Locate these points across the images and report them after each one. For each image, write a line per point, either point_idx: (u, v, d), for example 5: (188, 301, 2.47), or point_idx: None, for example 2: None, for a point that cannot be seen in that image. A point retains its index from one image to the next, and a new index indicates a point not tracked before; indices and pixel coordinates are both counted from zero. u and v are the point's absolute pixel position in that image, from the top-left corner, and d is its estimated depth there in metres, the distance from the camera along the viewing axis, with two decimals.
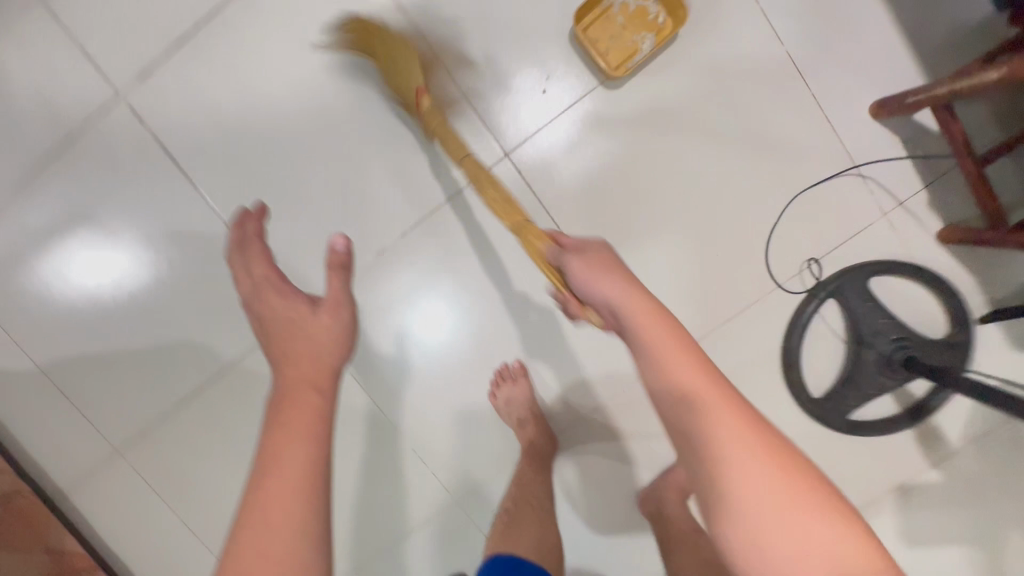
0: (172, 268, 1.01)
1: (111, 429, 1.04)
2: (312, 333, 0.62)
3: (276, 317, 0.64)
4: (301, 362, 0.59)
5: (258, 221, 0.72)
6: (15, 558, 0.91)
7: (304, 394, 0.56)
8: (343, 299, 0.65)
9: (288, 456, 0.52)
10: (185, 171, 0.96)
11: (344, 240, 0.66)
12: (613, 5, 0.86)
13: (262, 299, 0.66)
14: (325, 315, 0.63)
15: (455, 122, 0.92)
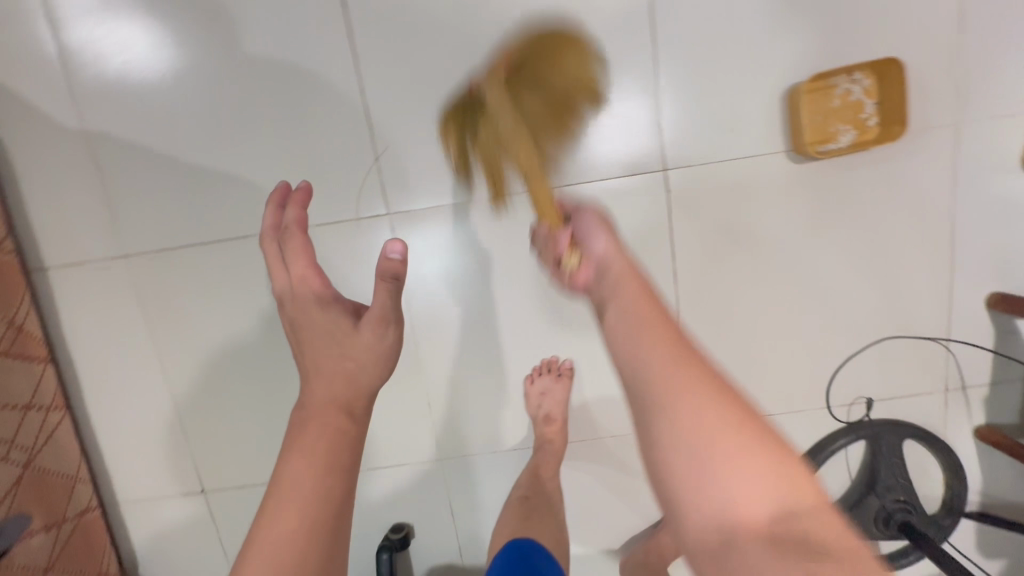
0: (275, 102, 0.90)
1: (127, 222, 0.93)
2: (352, 355, 0.58)
3: (311, 323, 0.60)
4: (327, 382, 0.56)
5: (300, 211, 0.68)
6: None
7: (325, 414, 0.54)
8: (391, 313, 0.60)
9: (299, 486, 0.50)
10: (346, 15, 0.86)
11: (400, 246, 0.61)
12: (838, 86, 0.84)
13: (298, 304, 0.62)
14: (369, 332, 0.59)
15: (635, 115, 0.89)
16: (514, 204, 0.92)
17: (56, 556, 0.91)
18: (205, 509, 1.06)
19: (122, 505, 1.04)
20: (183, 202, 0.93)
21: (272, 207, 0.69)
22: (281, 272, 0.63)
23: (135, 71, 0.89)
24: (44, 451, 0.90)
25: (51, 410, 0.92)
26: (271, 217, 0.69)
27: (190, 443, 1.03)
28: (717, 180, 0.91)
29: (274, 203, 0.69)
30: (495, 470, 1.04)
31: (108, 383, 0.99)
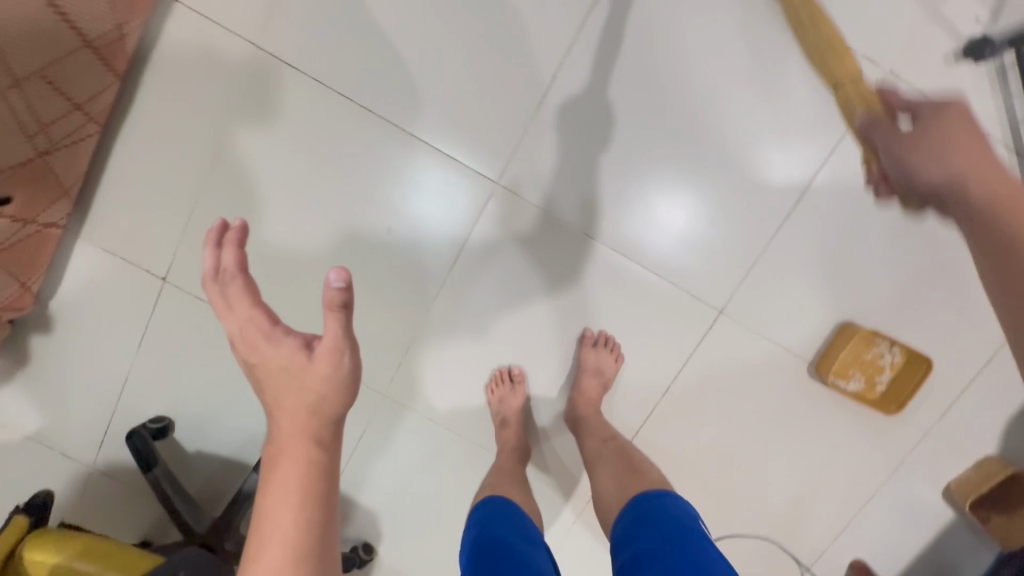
0: (478, 29, 0.92)
1: (280, 18, 0.92)
2: (307, 389, 0.64)
3: (269, 368, 0.65)
4: (292, 419, 0.64)
5: (238, 254, 0.65)
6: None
7: (292, 448, 0.64)
8: (340, 341, 0.63)
9: (278, 512, 0.61)
10: (587, 14, 0.91)
11: (340, 274, 0.60)
12: (879, 346, 0.97)
13: (251, 344, 0.65)
14: (322, 363, 0.64)
15: (732, 258, 0.99)
16: (594, 249, 1.00)
17: (2, 248, 0.86)
18: (155, 293, 1.04)
19: (81, 238, 1.00)
20: (340, 39, 0.92)
21: (207, 251, 0.66)
22: (226, 315, 0.65)
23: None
24: (59, 152, 0.85)
25: (88, 122, 0.87)
26: (210, 260, 0.67)
27: (186, 232, 1.02)
28: (751, 345, 1.01)
29: (211, 244, 0.66)
30: (419, 432, 1.09)
31: (153, 132, 0.97)
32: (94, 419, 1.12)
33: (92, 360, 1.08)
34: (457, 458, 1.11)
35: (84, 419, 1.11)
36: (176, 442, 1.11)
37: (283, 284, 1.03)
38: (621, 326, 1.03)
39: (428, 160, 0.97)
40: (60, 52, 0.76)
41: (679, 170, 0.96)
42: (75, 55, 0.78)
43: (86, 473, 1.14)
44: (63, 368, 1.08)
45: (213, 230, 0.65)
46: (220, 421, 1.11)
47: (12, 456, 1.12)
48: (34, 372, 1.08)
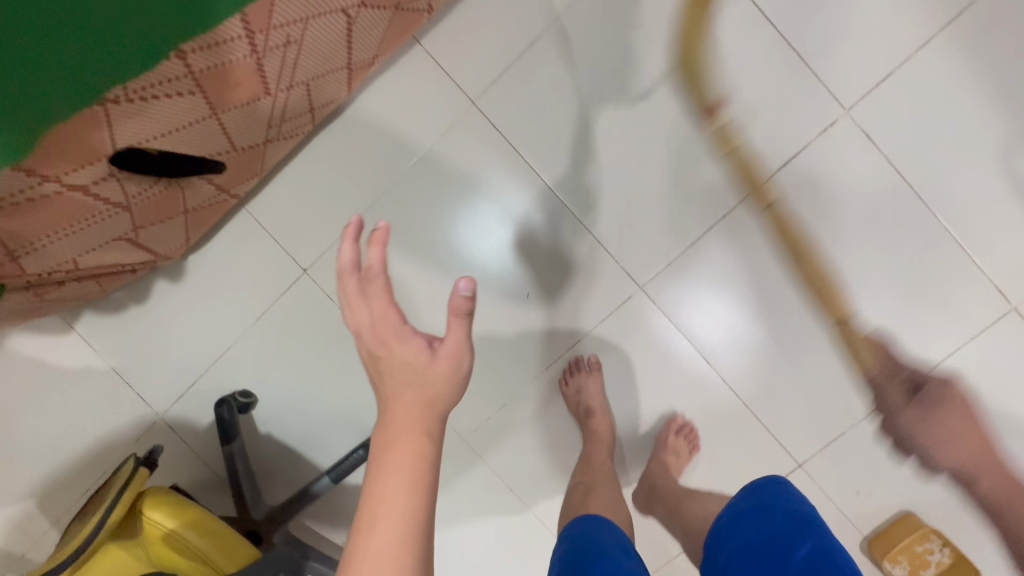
0: (671, 155, 1.00)
1: (503, 81, 1.00)
2: (428, 384, 0.59)
3: (393, 360, 0.59)
4: (407, 409, 0.58)
5: (381, 251, 0.58)
6: (368, 26, 0.80)
7: (404, 437, 0.58)
8: (464, 346, 0.60)
9: (387, 499, 0.56)
10: (773, 173, 0.98)
11: (470, 283, 0.58)
12: (930, 543, 1.03)
13: (381, 336, 0.59)
14: (445, 363, 0.60)
15: (825, 423, 1.05)
16: (705, 374, 1.06)
17: (194, 210, 0.91)
18: (289, 281, 1.10)
19: (247, 211, 1.07)
20: (547, 118, 1.01)
21: (345, 241, 0.58)
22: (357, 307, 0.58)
23: (635, 18, 0.97)
24: (276, 143, 0.92)
25: (309, 123, 0.94)
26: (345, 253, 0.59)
27: (341, 237, 1.08)
28: (815, 503, 1.07)
29: (349, 238, 0.59)
30: (483, 483, 1.14)
31: (351, 141, 1.04)
32: (181, 373, 1.15)
33: (204, 319, 1.12)
34: (508, 517, 1.15)
35: (172, 370, 1.14)
36: (251, 419, 1.14)
37: (414, 312, 1.09)
38: (704, 447, 1.09)
39: (583, 249, 1.05)
40: (325, 69, 0.83)
41: (782, 309, 1.03)
42: (335, 73, 0.86)
43: (154, 420, 1.16)
44: (175, 317, 1.13)
45: (353, 227, 0.57)
46: (298, 414, 1.13)
47: (95, 382, 1.15)
48: (147, 312, 1.13)
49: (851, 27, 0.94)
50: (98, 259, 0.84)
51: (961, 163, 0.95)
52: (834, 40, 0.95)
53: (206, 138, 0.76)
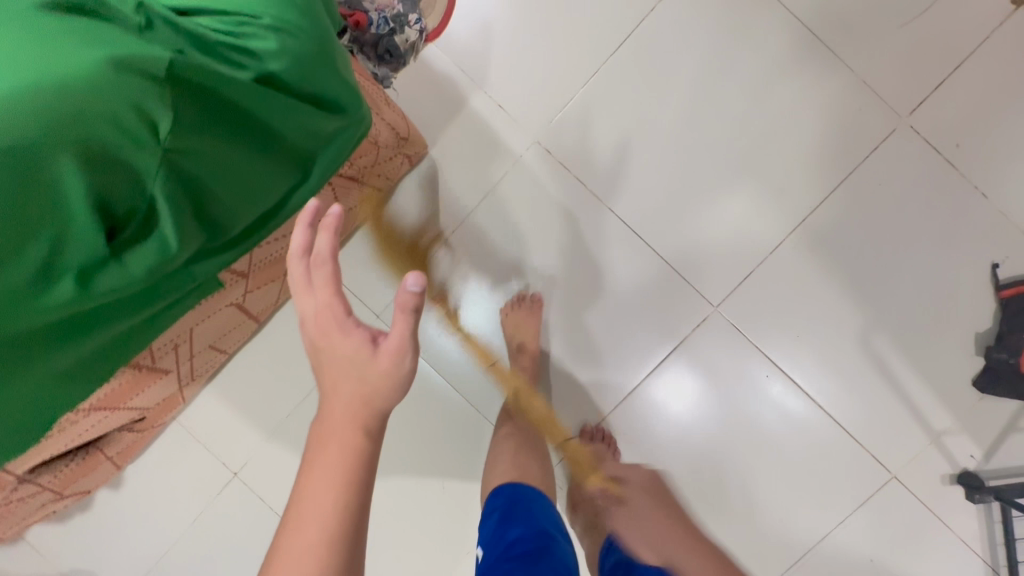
0: (562, 353, 1.07)
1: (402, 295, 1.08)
2: (366, 378, 0.55)
3: (332, 354, 0.56)
4: (343, 403, 0.55)
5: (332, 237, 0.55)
6: (260, 293, 0.89)
7: (338, 435, 0.55)
8: (409, 342, 0.55)
9: (311, 503, 0.52)
10: (656, 366, 1.06)
11: (418, 276, 0.53)
12: None
13: (322, 328, 0.56)
14: (387, 357, 0.55)
15: None
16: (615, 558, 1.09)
17: (120, 450, 0.99)
18: (220, 482, 1.17)
19: (181, 422, 1.16)
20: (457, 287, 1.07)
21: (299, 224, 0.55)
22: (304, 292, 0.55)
23: (516, 235, 1.05)
24: (194, 381, 1.00)
25: (223, 356, 1.02)
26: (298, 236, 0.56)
27: (267, 439, 1.16)
28: None
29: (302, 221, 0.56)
30: None
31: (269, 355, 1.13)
32: (125, 573, 1.20)
33: (144, 521, 1.19)
34: None
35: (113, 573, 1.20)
36: None
37: None
38: None
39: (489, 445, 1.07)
40: (226, 329, 0.91)
41: (686, 458, 1.06)
42: (240, 324, 0.95)
43: None
44: (117, 521, 1.19)
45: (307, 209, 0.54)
46: None
47: None
48: (89, 517, 1.19)
49: (711, 232, 1.03)
50: (17, 514, 0.91)
51: (832, 348, 1.02)
52: (698, 243, 1.03)
53: (119, 416, 0.85)
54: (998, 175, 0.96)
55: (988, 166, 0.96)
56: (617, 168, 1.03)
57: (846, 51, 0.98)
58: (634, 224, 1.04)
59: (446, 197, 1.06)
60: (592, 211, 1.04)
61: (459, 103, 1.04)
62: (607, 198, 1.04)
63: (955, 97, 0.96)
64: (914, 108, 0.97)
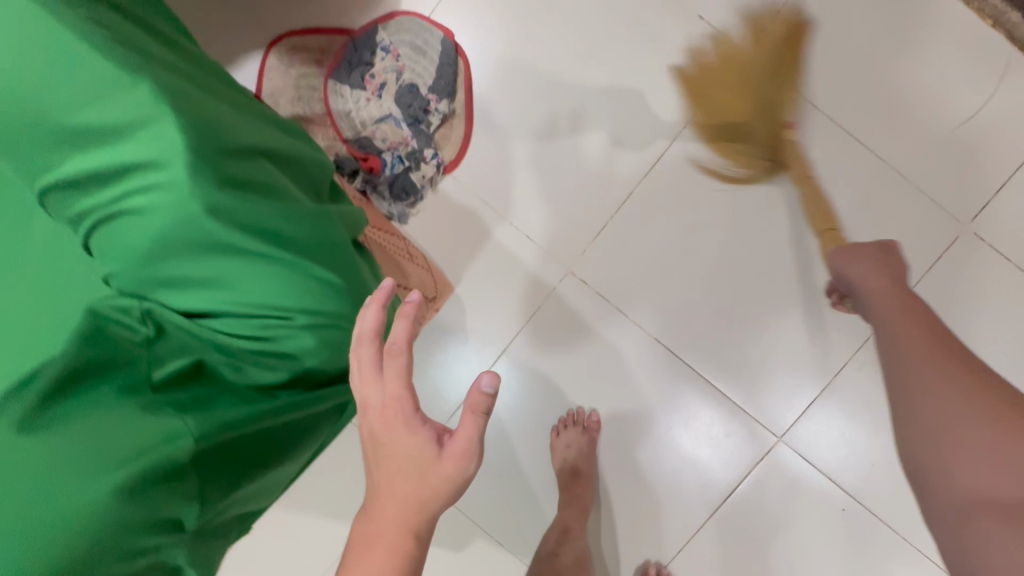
0: (615, 496, 0.97)
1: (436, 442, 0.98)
2: (423, 484, 0.44)
3: (388, 450, 0.44)
4: (394, 506, 0.43)
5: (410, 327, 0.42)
6: None
7: (381, 542, 0.43)
8: (477, 449, 0.44)
9: None
10: (720, 505, 0.96)
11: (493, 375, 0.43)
12: None
13: (382, 423, 0.43)
14: (450, 464, 0.44)
15: None
16: None
17: None
18: None
19: None
20: (472, 359, 0.97)
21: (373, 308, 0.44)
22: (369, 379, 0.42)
23: (556, 372, 0.97)
24: None
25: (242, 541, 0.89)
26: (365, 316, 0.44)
27: None
28: None
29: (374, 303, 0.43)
30: None
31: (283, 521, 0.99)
32: None
33: None
34: None
35: None
36: None
37: None
38: None
39: None
40: None
41: None
42: None
43: None
44: None
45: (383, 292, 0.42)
46: None
47: None
48: None
49: (768, 356, 0.95)
50: None
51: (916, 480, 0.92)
52: (755, 369, 0.95)
53: None
54: None
55: None
56: (658, 294, 0.95)
57: (897, 156, 0.91)
58: (684, 353, 0.95)
59: (478, 338, 0.97)
60: (636, 342, 0.96)
61: (482, 236, 0.96)
62: (651, 327, 0.96)
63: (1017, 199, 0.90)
64: (975, 214, 0.90)
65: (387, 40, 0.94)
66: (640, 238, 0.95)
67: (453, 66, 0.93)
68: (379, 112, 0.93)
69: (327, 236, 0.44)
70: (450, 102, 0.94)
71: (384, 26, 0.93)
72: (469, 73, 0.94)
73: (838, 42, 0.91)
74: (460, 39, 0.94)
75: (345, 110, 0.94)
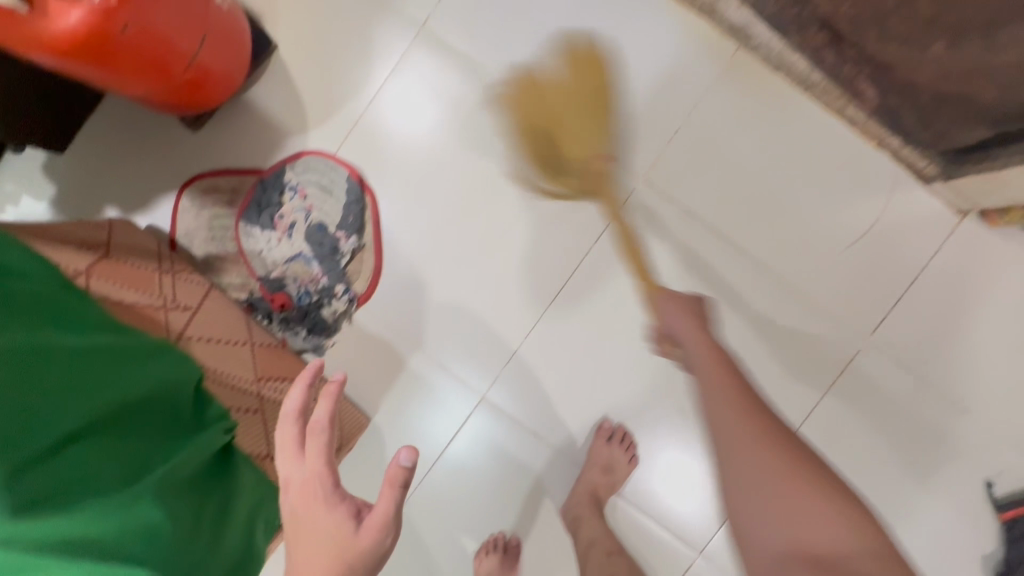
0: None
1: None
2: (335, 564, 0.45)
3: (306, 530, 0.47)
4: None
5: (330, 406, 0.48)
6: None
7: None
8: (394, 521, 0.47)
9: None
10: None
11: (409, 451, 0.48)
12: None
13: (301, 501, 0.47)
14: (365, 538, 0.46)
15: None
16: None
17: None
18: None
19: None
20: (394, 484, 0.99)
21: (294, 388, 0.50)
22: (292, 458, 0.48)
23: (477, 494, 0.98)
24: None
25: None
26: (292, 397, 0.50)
27: None
28: None
29: (301, 384, 0.50)
30: None
31: None
32: None
33: None
34: None
35: None
36: None
37: None
38: None
39: None
40: None
41: None
42: None
43: None
44: None
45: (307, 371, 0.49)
46: None
47: None
48: None
49: (685, 471, 0.95)
50: None
51: None
52: (675, 484, 0.95)
53: None
54: (979, 386, 0.90)
55: (965, 379, 0.90)
56: (574, 414, 0.96)
57: (794, 275, 0.93)
58: None
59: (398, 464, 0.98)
60: (554, 463, 0.97)
61: (397, 363, 0.97)
62: (570, 447, 0.96)
63: (915, 309, 0.91)
64: (875, 327, 0.91)
65: (294, 180, 0.96)
66: (552, 362, 0.96)
67: (360, 202, 0.95)
68: (289, 252, 0.95)
69: (145, 520, 0.45)
70: (358, 236, 0.96)
71: (290, 167, 0.96)
72: (376, 208, 0.96)
73: (732, 166, 0.93)
74: (365, 175, 0.96)
75: (257, 250, 0.96)
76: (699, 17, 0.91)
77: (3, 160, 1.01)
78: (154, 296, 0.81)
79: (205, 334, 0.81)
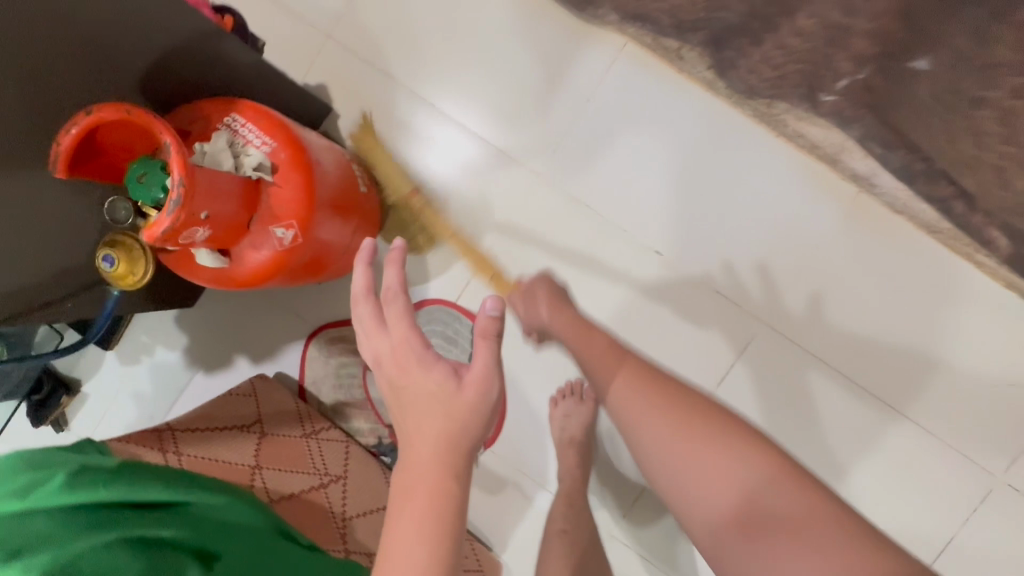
0: None
1: None
2: (450, 417, 0.52)
3: (412, 392, 0.52)
4: (428, 446, 0.51)
5: (401, 272, 0.53)
6: None
7: (423, 478, 0.51)
8: (495, 368, 0.52)
9: (403, 553, 0.48)
10: None
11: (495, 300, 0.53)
12: None
13: (401, 364, 0.53)
14: (471, 389, 0.52)
15: None
16: None
17: None
18: None
19: None
20: None
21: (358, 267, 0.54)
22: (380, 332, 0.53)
23: None
24: None
25: None
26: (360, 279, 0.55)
27: None
28: None
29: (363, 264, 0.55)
30: None
31: None
32: None
33: None
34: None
35: None
36: None
37: None
38: None
39: None
40: None
41: None
42: None
43: None
44: None
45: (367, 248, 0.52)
46: None
47: None
48: None
49: None
50: None
51: None
52: None
53: None
54: None
55: None
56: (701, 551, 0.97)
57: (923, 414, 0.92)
58: None
59: None
60: None
61: (526, 503, 1.00)
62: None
63: None
64: (1007, 468, 0.90)
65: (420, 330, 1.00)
66: None
67: None
68: None
69: None
70: None
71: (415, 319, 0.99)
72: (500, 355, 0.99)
73: (853, 309, 0.93)
74: None
75: None
76: (820, 163, 0.92)
77: (138, 316, 1.05)
78: (313, 472, 0.85)
79: (362, 510, 0.85)
